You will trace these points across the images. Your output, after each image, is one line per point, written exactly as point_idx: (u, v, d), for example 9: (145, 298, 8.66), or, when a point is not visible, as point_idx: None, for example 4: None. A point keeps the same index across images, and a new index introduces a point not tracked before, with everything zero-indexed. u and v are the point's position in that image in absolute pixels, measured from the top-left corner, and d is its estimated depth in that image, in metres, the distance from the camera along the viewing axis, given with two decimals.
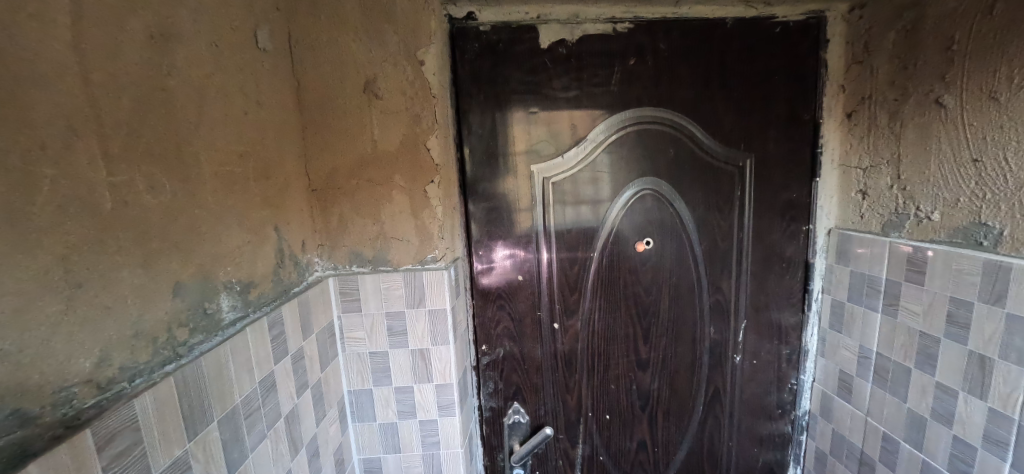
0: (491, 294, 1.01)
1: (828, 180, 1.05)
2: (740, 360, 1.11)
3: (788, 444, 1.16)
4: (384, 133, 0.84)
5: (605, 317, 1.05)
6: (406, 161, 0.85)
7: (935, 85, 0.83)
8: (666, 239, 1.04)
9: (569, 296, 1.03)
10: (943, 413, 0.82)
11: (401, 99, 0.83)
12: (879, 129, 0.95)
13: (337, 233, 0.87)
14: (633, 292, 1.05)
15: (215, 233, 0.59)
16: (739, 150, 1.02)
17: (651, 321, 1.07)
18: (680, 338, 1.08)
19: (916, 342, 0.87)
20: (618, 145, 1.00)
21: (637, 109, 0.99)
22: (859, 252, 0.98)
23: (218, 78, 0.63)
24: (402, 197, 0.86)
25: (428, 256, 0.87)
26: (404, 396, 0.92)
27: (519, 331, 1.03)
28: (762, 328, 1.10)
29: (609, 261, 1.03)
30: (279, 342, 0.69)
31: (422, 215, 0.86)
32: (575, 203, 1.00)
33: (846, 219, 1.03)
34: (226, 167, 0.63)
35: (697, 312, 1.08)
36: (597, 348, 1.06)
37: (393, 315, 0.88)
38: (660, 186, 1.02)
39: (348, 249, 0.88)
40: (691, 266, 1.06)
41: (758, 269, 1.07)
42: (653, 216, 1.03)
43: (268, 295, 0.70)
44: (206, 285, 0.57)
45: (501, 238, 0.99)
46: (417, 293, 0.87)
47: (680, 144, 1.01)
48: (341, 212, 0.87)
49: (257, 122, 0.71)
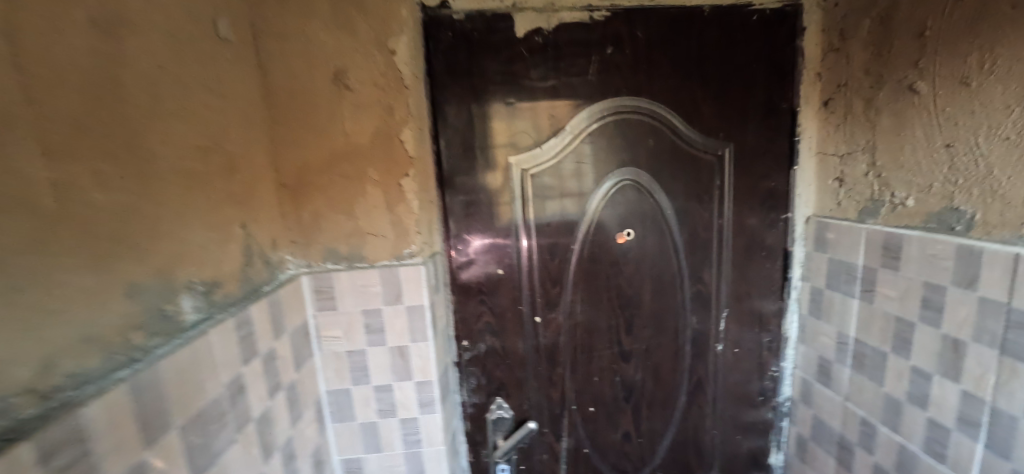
0: (471, 288, 0.99)
1: (807, 168, 1.06)
2: (723, 349, 1.11)
3: (770, 430, 1.18)
4: (356, 126, 0.81)
5: (588, 309, 1.03)
6: (380, 154, 0.82)
7: (909, 72, 0.84)
8: (647, 231, 1.03)
9: (551, 289, 1.01)
10: (919, 396, 0.83)
11: (373, 90, 0.81)
12: (855, 117, 0.96)
13: (310, 230, 0.84)
14: (615, 284, 1.04)
15: (175, 232, 0.57)
16: (718, 138, 1.02)
17: (635, 314, 1.06)
18: (663, 329, 1.07)
19: (892, 328, 0.88)
20: (597, 135, 0.98)
21: (616, 99, 0.98)
22: (837, 239, 1.00)
23: (174, 69, 0.59)
24: (376, 192, 0.84)
25: (405, 251, 0.86)
26: (384, 394, 0.90)
27: (500, 326, 1.00)
28: (743, 316, 1.10)
29: (591, 253, 1.02)
30: (247, 344, 0.66)
31: (398, 210, 0.84)
32: (556, 195, 0.99)
33: (824, 207, 1.04)
34: (186, 162, 0.60)
35: (680, 302, 1.07)
36: (580, 340, 1.04)
37: (370, 312, 0.86)
38: (641, 177, 1.01)
39: (323, 246, 0.85)
40: (672, 256, 1.05)
41: (739, 259, 1.07)
42: (633, 207, 1.02)
43: (234, 294, 0.67)
44: (166, 285, 0.55)
45: (480, 232, 0.97)
46: (394, 289, 0.85)
47: (660, 134, 1.00)
48: (314, 207, 0.84)
49: (220, 114, 0.68)
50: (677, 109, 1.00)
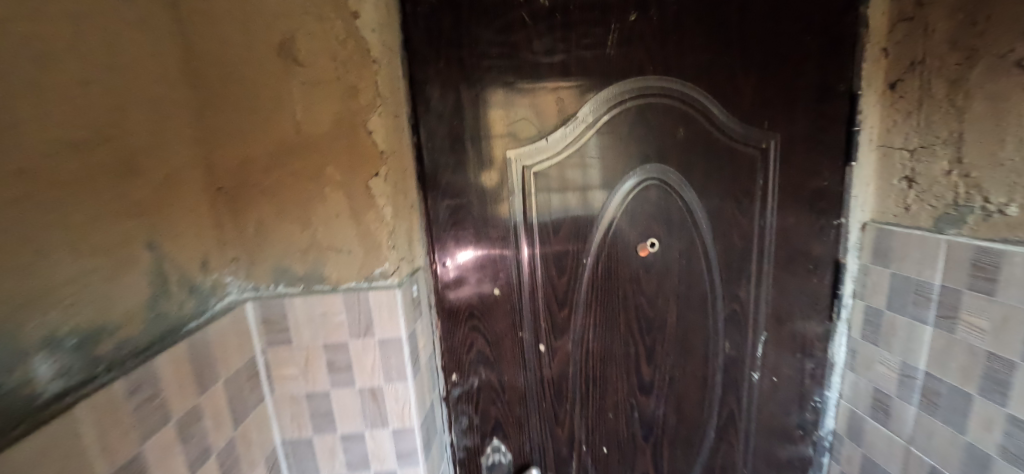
0: (461, 312, 0.81)
1: (865, 165, 0.88)
2: (759, 378, 0.94)
3: (808, 468, 1.02)
4: (309, 112, 0.63)
5: (601, 334, 0.86)
6: (341, 147, 0.64)
7: (1016, 43, 0.65)
8: (674, 240, 0.86)
9: (558, 312, 0.84)
10: (1018, 453, 0.67)
11: (330, 65, 0.62)
12: (933, 102, 0.78)
13: (256, 244, 0.67)
14: (634, 304, 0.86)
15: (21, 267, 0.39)
16: (761, 128, 0.84)
17: (656, 339, 0.89)
18: (690, 356, 0.91)
19: (981, 365, 0.71)
20: (615, 123, 0.80)
21: (639, 79, 0.79)
22: (903, 251, 0.82)
23: (24, 28, 0.41)
24: (338, 197, 0.65)
25: (375, 271, 0.68)
26: (353, 445, 0.73)
27: (497, 355, 0.83)
28: (784, 339, 0.93)
29: (606, 268, 0.84)
30: (149, 410, 0.49)
31: (365, 219, 0.66)
32: (565, 197, 0.81)
33: (885, 211, 0.87)
34: (45, 164, 0.41)
35: (710, 324, 0.90)
36: (592, 371, 0.87)
37: (333, 347, 0.69)
38: (668, 175, 0.83)
39: (272, 264, 0.68)
40: (702, 271, 0.88)
41: (781, 272, 0.90)
42: (657, 212, 0.84)
43: (135, 340, 0.51)
44: (5, 345, 0.37)
45: (471, 242, 0.79)
46: (363, 318, 0.68)
47: (692, 123, 0.82)
48: (260, 216, 0.66)
49: (108, 96, 0.49)
50: (712, 91, 0.81)
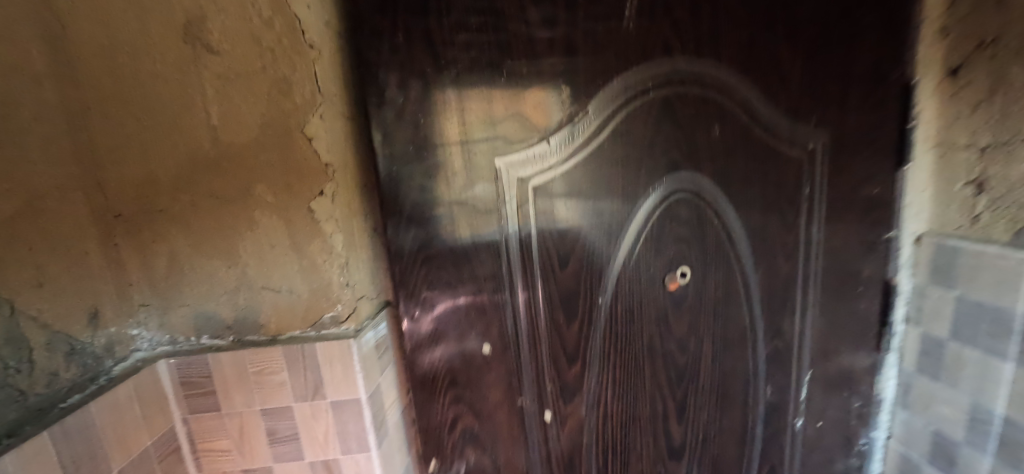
0: (440, 381, 0.62)
1: (920, 167, 0.74)
2: (803, 424, 0.80)
3: None
4: (228, 114, 0.48)
5: (620, 388, 0.70)
6: (271, 160, 0.50)
7: None
8: (707, 269, 0.71)
9: (567, 369, 0.67)
10: None
11: (252, 52, 0.47)
12: (1011, 89, 0.63)
13: (166, 286, 0.52)
14: (660, 350, 0.71)
15: None
16: (808, 125, 0.70)
17: (689, 390, 0.74)
18: (727, 407, 0.76)
19: None
20: (638, 121, 0.63)
21: (668, 61, 0.63)
22: (974, 272, 0.68)
23: None
24: (272, 224, 0.51)
25: (325, 317, 0.53)
26: None
27: (491, 432, 0.66)
28: (830, 378, 0.79)
29: (627, 308, 0.68)
30: None
31: (309, 250, 0.52)
32: (574, 225, 0.63)
33: (947, 223, 0.73)
34: None
35: (748, 365, 0.76)
36: (613, 439, 0.72)
37: (275, 413, 0.54)
38: (698, 183, 0.68)
39: (191, 311, 0.53)
40: (740, 304, 0.74)
41: (827, 299, 0.76)
42: (684, 234, 0.69)
43: None
44: None
45: (449, 288, 0.60)
46: (309, 376, 0.53)
47: (728, 120, 0.67)
48: (174, 251, 0.51)
49: None
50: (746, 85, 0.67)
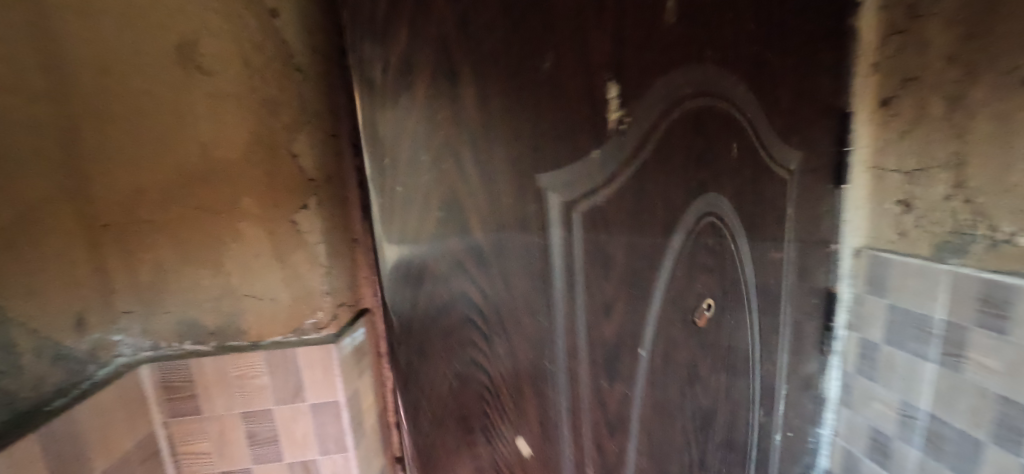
0: None
1: (857, 187, 0.84)
2: (780, 436, 0.88)
3: None
4: (218, 130, 0.51)
5: (655, 440, 0.71)
6: (258, 174, 0.53)
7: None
8: (727, 302, 0.75)
9: (608, 439, 0.65)
10: None
11: (242, 73, 0.51)
12: (931, 121, 0.73)
13: (151, 292, 0.54)
14: (690, 392, 0.73)
15: None
16: (790, 145, 0.77)
17: (710, 427, 0.77)
18: (734, 442, 0.81)
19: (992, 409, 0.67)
20: (676, 133, 0.64)
21: (699, 70, 0.64)
22: (903, 282, 0.77)
23: None
24: (258, 234, 0.54)
25: (307, 322, 0.57)
26: None
27: None
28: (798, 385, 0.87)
29: (663, 355, 0.68)
30: None
31: (292, 260, 0.55)
32: (618, 278, 0.61)
33: (878, 237, 0.82)
34: None
35: (750, 391, 0.81)
36: None
37: (255, 416, 0.56)
38: (721, 205, 0.72)
39: (174, 316, 0.55)
40: (747, 328, 0.78)
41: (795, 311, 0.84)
42: (710, 265, 0.72)
43: None
44: None
45: (484, 378, 0.54)
46: (290, 380, 0.56)
47: (740, 137, 0.71)
48: (159, 258, 0.53)
49: None
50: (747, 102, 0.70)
